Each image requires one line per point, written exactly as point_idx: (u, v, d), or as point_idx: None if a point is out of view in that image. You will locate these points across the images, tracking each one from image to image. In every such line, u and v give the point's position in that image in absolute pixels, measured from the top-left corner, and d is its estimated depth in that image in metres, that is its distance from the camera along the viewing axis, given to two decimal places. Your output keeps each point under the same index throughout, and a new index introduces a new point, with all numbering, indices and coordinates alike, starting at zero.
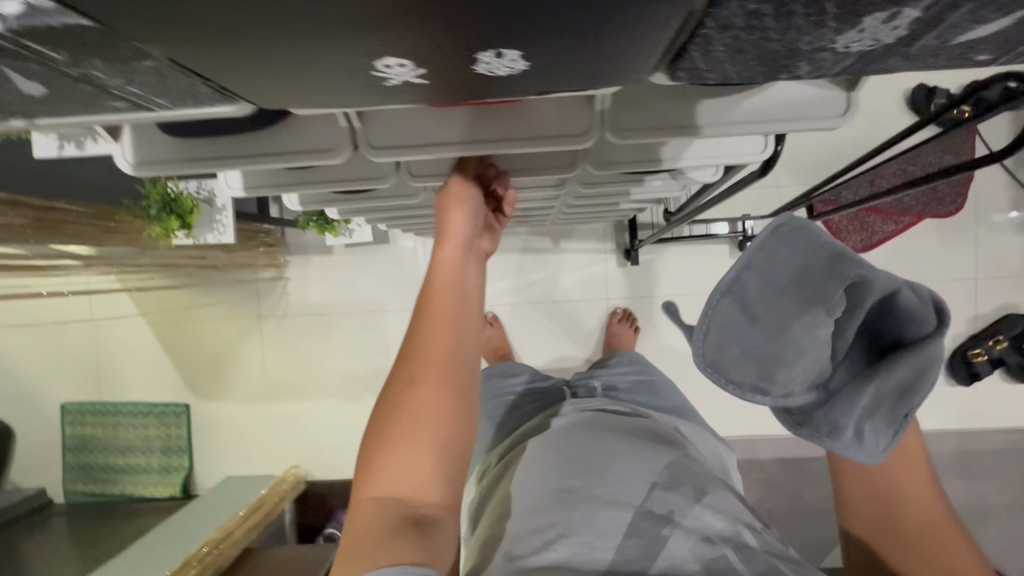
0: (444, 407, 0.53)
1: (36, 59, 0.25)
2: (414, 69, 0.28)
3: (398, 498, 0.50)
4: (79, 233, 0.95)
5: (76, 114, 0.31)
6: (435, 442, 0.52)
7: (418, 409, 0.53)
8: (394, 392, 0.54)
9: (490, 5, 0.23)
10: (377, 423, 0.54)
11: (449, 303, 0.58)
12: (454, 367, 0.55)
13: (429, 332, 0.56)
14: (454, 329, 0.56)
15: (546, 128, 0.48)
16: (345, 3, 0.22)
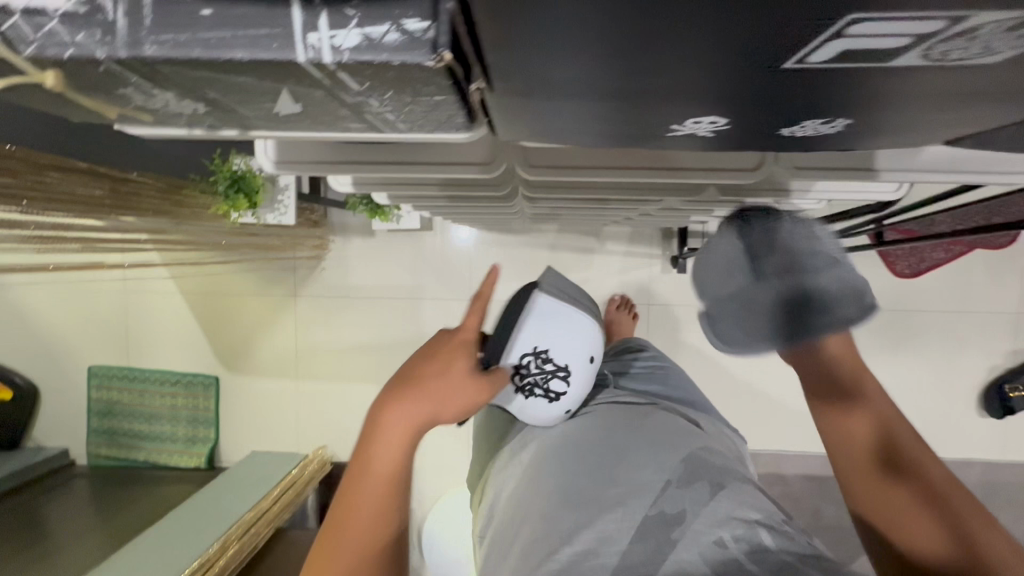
0: (380, 517, 0.47)
1: (324, 87, 0.22)
2: (715, 125, 0.28)
3: None
4: (150, 207, 0.93)
5: (300, 128, 0.29)
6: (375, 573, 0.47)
7: (353, 518, 0.47)
8: (336, 516, 0.47)
9: (865, 84, 0.23)
10: (317, 551, 0.47)
11: (413, 428, 0.48)
12: (396, 476, 0.47)
13: (385, 442, 0.47)
14: (412, 438, 0.47)
15: (718, 159, 0.45)
16: (742, 66, 0.22)
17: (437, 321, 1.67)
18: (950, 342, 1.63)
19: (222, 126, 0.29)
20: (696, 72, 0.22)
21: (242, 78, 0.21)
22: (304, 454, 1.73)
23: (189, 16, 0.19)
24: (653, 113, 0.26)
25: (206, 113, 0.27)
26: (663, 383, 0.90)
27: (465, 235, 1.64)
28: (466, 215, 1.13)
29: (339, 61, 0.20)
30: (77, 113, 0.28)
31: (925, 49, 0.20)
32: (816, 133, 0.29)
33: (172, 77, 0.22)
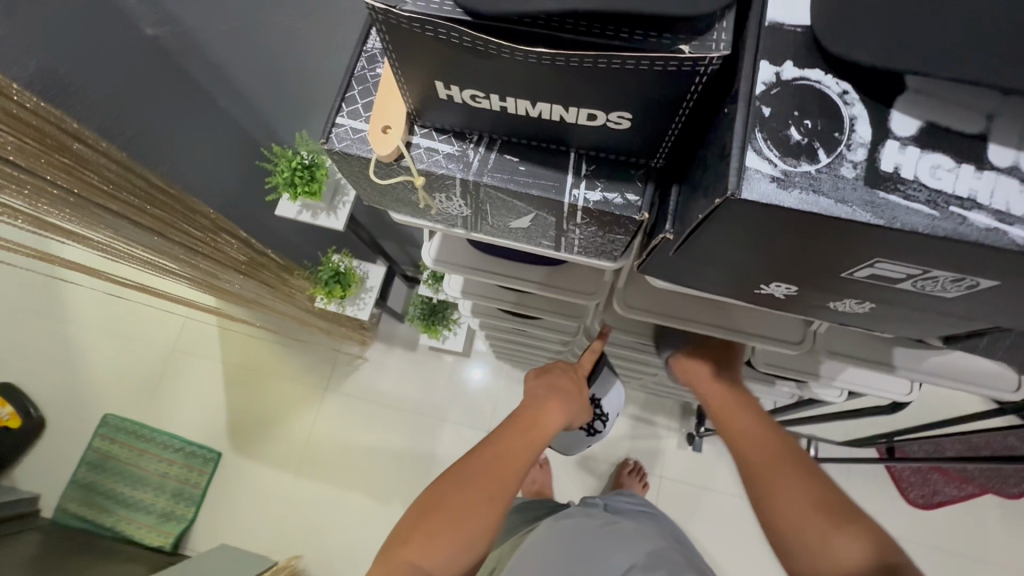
0: (492, 492, 0.57)
1: (559, 216, 0.38)
2: (857, 303, 0.38)
3: (425, 553, 0.54)
4: (266, 278, 1.09)
5: (504, 235, 0.44)
6: (472, 532, 0.55)
7: (467, 480, 0.58)
8: (451, 478, 0.58)
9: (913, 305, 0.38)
10: (427, 501, 0.58)
11: (527, 435, 0.62)
12: (510, 461, 0.60)
13: (507, 435, 0.62)
14: (529, 440, 0.62)
15: (768, 330, 0.60)
16: (862, 256, 0.31)
17: (451, 445, 1.70)
18: None
19: (457, 223, 0.44)
20: (746, 263, 0.35)
21: (521, 202, 0.37)
22: (274, 560, 1.61)
23: (479, 159, 0.37)
24: (726, 274, 0.37)
25: (463, 216, 0.43)
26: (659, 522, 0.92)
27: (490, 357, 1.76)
28: (515, 341, 1.27)
29: (582, 217, 0.37)
30: (384, 200, 0.43)
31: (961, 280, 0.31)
32: (833, 290, 0.36)
33: (481, 195, 0.38)
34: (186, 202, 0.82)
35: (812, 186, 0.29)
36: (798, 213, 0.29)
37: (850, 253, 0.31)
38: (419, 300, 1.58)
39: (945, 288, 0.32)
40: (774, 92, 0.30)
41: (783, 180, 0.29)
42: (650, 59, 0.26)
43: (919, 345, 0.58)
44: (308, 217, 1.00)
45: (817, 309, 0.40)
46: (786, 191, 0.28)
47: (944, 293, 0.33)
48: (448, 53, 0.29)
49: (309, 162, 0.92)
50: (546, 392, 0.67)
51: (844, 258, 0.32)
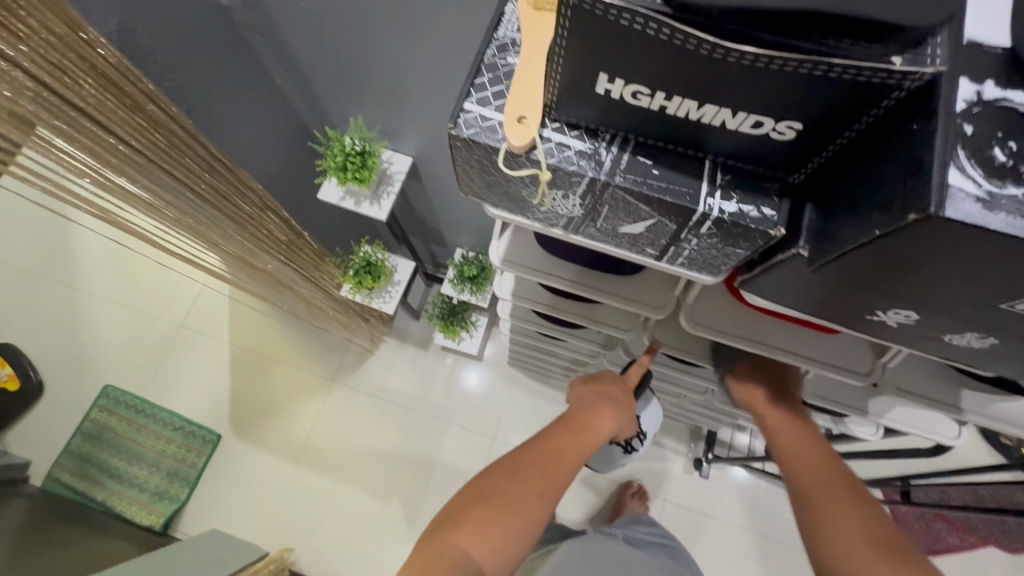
0: (544, 488, 0.58)
1: (684, 224, 0.37)
2: (983, 338, 0.37)
3: (477, 545, 0.52)
4: (299, 261, 1.07)
5: (608, 239, 0.43)
6: (524, 523, 0.55)
7: (520, 474, 0.58)
8: (501, 471, 0.59)
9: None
10: (474, 492, 0.57)
11: (577, 437, 0.65)
12: (562, 460, 0.61)
13: (559, 436, 0.64)
14: (580, 443, 0.64)
15: (839, 359, 0.58)
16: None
17: (457, 450, 1.67)
18: None
19: (561, 223, 0.43)
20: (886, 290, 0.34)
21: (647, 206, 0.36)
22: (266, 550, 1.57)
23: (615, 158, 0.36)
24: (847, 295, 0.37)
25: (571, 217, 0.41)
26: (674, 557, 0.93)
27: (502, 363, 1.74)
28: (539, 350, 1.25)
29: (710, 227, 0.36)
30: (489, 192, 0.42)
31: None
32: (967, 321, 0.35)
33: (606, 195, 0.37)
34: (240, 176, 0.83)
35: (1021, 211, 0.26)
36: (1000, 239, 0.26)
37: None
38: (440, 298, 1.56)
39: None
40: (977, 110, 0.26)
41: (989, 202, 0.26)
42: (857, 68, 0.26)
43: (987, 390, 0.57)
44: (351, 204, 1.00)
45: (928, 343, 0.40)
46: (992, 213, 0.25)
47: None
48: (631, 41, 0.28)
49: (361, 149, 0.91)
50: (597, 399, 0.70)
51: (1010, 290, 0.30)
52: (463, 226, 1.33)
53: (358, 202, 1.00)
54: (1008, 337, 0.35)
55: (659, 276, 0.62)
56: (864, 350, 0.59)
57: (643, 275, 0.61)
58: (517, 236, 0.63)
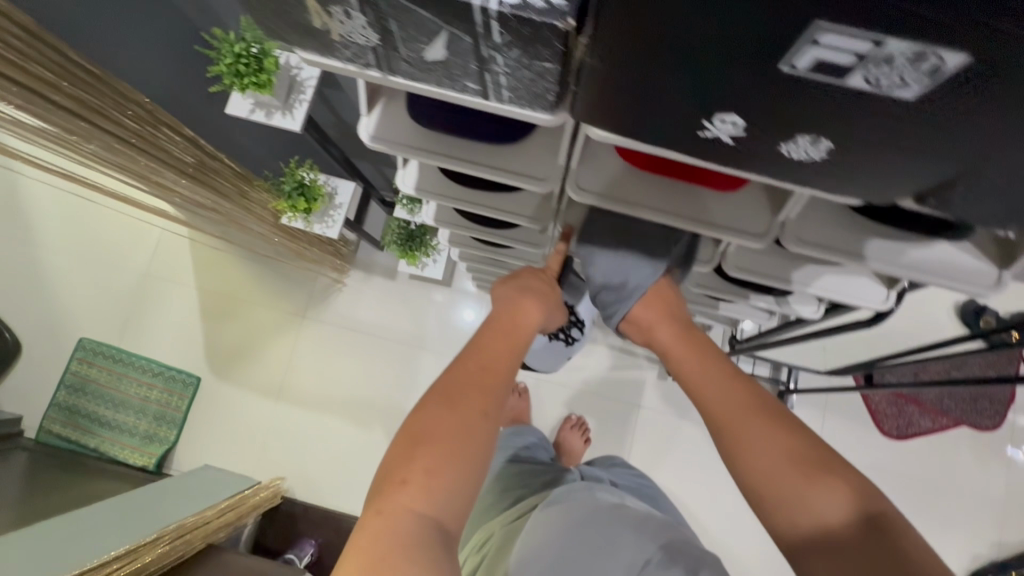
0: (489, 412, 0.51)
1: (474, 33, 0.32)
2: (817, 143, 0.33)
3: (429, 508, 0.45)
4: (223, 187, 1.01)
5: (427, 82, 0.39)
6: (470, 453, 0.49)
7: (458, 408, 0.50)
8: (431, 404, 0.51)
9: (875, 156, 0.33)
10: (408, 438, 0.49)
11: (502, 338, 0.58)
12: (497, 372, 0.55)
13: (487, 345, 0.57)
14: (512, 350, 0.58)
15: (733, 219, 0.54)
16: (802, 27, 0.25)
17: (432, 374, 1.69)
18: (937, 515, 1.60)
19: (371, 63, 0.39)
20: (691, 82, 0.31)
21: (423, 11, 0.31)
22: (258, 480, 1.64)
23: None
24: (663, 101, 0.33)
25: (373, 49, 0.37)
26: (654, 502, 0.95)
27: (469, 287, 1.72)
28: (489, 264, 1.22)
29: (501, 33, 0.31)
30: (284, 29, 0.37)
31: (932, 57, 0.24)
32: (786, 114, 0.31)
33: (381, 5, 0.31)
34: (116, 85, 0.75)
35: None
36: None
37: (787, 21, 0.25)
38: (396, 224, 1.52)
39: (903, 80, 0.26)
40: None
41: None
42: None
43: (898, 237, 0.53)
44: (262, 116, 0.92)
45: (776, 161, 0.36)
46: None
47: (902, 90, 0.27)
48: None
49: (255, 50, 0.83)
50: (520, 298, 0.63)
51: (779, 39, 0.26)
52: None
53: (267, 113, 0.93)
54: (839, 134, 0.32)
55: (542, 145, 0.57)
56: (761, 209, 0.55)
57: (525, 146, 0.56)
58: (387, 114, 0.57)
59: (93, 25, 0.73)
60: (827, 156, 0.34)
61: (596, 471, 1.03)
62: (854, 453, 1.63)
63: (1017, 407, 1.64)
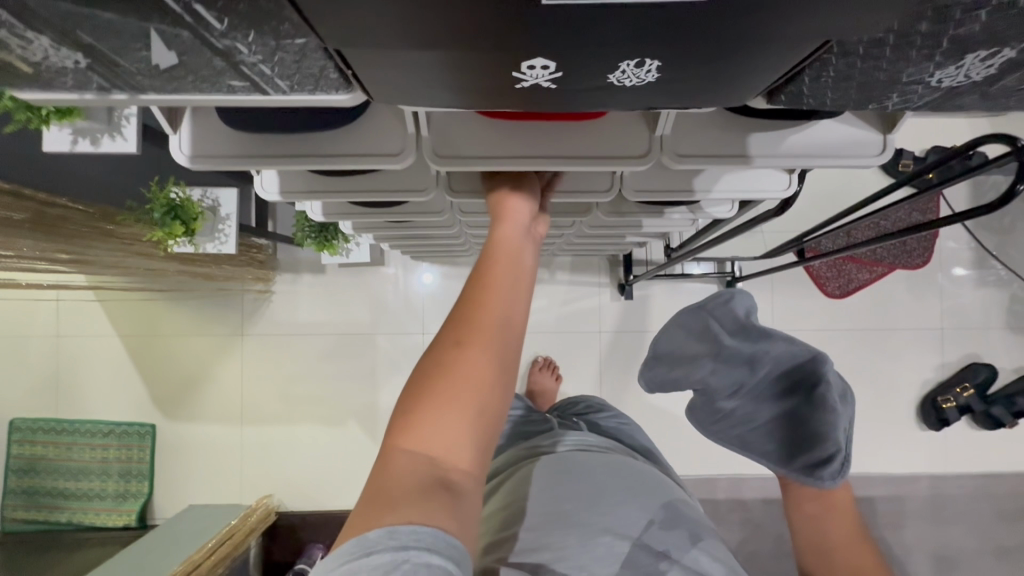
0: (494, 373, 0.46)
1: (185, 24, 0.25)
2: (646, 64, 0.28)
3: (432, 459, 0.43)
4: (79, 233, 0.90)
5: (187, 93, 0.31)
6: (480, 411, 0.45)
7: (468, 370, 0.45)
8: (437, 351, 0.47)
9: (705, 69, 0.28)
10: (416, 384, 0.46)
11: (504, 279, 0.50)
12: (505, 327, 0.48)
13: (491, 289, 0.49)
14: (516, 295, 0.50)
15: (609, 149, 0.50)
16: None
17: (390, 356, 1.65)
18: (886, 355, 1.73)
19: (103, 87, 0.30)
20: (466, 31, 0.25)
21: (107, 10, 0.25)
22: (248, 505, 1.61)
23: None
24: (458, 63, 0.28)
25: (90, 70, 0.29)
26: (635, 438, 1.01)
27: (402, 261, 1.65)
28: (408, 239, 1.15)
29: (214, 15, 0.25)
30: None
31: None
32: (587, 45, 0.26)
33: (41, 10, 0.25)
34: None
35: None
36: None
37: None
38: (304, 219, 1.40)
39: None
40: None
41: None
42: None
43: (779, 125, 0.50)
44: (89, 146, 0.80)
45: (611, 94, 0.31)
46: None
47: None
48: None
49: None
50: (516, 234, 0.53)
51: None
52: None
53: (98, 140, 0.81)
54: (662, 49, 0.26)
55: (385, 115, 0.49)
56: (638, 129, 0.50)
57: (365, 120, 0.49)
58: (198, 122, 0.49)
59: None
60: (662, 79, 0.29)
61: (579, 420, 1.07)
62: (804, 321, 1.71)
63: (942, 238, 1.73)
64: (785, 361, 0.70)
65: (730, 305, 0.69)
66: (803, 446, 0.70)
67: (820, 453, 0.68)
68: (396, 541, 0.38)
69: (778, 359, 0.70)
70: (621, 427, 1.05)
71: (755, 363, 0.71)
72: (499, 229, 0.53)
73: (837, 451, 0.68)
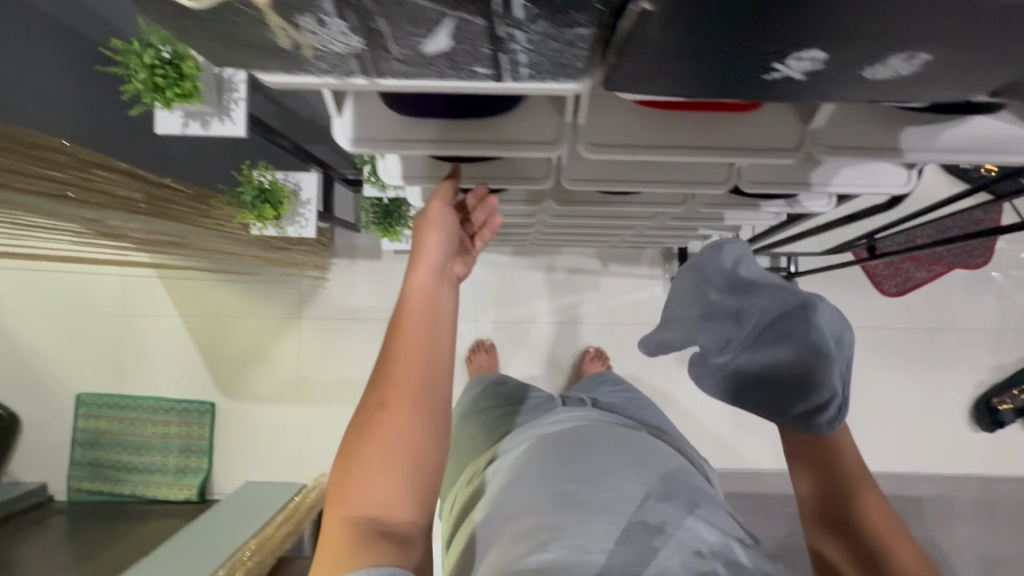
0: (415, 422, 0.52)
1: (488, 12, 0.25)
2: (913, 63, 0.28)
3: (370, 516, 0.49)
4: (180, 215, 0.92)
5: (427, 78, 0.33)
6: (405, 459, 0.51)
7: (387, 426, 0.52)
8: (362, 414, 0.53)
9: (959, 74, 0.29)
10: (348, 447, 0.52)
11: (416, 330, 0.55)
12: (417, 377, 0.54)
13: (403, 347, 0.54)
14: (428, 344, 0.55)
15: (760, 140, 0.50)
16: None
17: None
18: (940, 355, 1.71)
19: (354, 71, 0.32)
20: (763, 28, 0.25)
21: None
22: (303, 484, 1.65)
23: None
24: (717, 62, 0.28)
25: (357, 55, 0.30)
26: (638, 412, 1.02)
27: None
28: None
29: (524, 5, 0.25)
30: (239, 49, 0.30)
31: None
32: (875, 44, 0.26)
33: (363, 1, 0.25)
34: (27, 137, 0.62)
35: None
36: None
37: None
38: (369, 203, 1.43)
39: None
40: None
41: None
42: None
43: (932, 119, 0.50)
44: (199, 128, 0.82)
45: (850, 85, 0.31)
46: None
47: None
48: None
49: (169, 56, 0.72)
50: (429, 277, 0.59)
51: None
52: None
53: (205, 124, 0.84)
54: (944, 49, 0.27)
55: (541, 102, 0.50)
56: (790, 121, 0.50)
57: (523, 108, 0.50)
58: (360, 106, 0.50)
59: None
60: (912, 75, 0.30)
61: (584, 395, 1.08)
62: (856, 319, 1.71)
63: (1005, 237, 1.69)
64: (773, 310, 0.67)
65: (717, 257, 0.73)
66: (795, 394, 0.65)
67: (816, 400, 0.63)
68: None
69: (762, 313, 0.68)
70: (628, 402, 1.07)
71: (739, 317, 0.69)
72: (417, 278, 0.59)
73: (833, 397, 0.63)
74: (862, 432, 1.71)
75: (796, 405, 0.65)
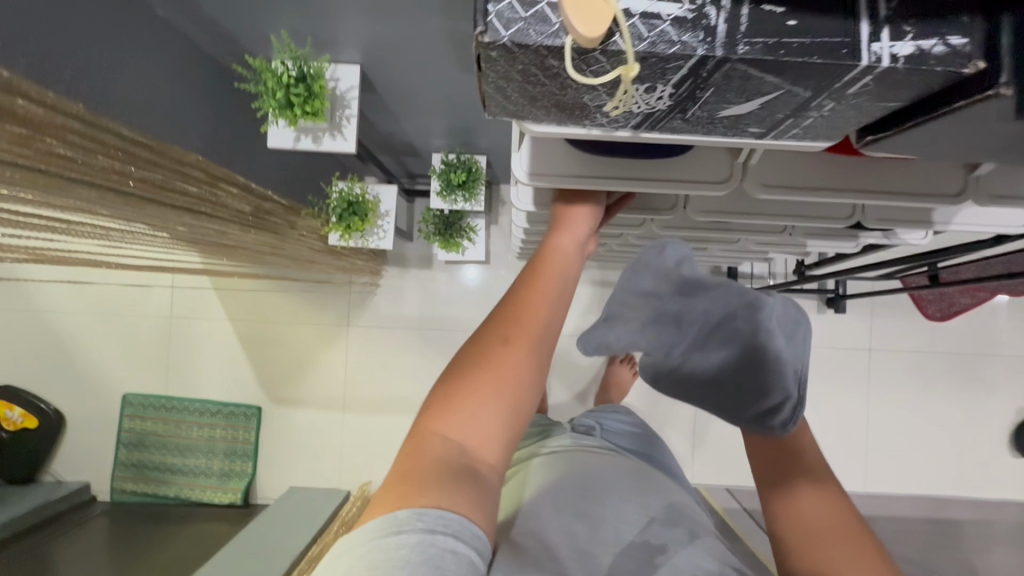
0: (534, 375, 0.44)
1: (825, 88, 0.29)
2: None
3: (461, 444, 0.40)
4: (275, 226, 0.93)
5: (693, 133, 0.35)
6: (513, 401, 0.42)
7: (507, 367, 0.43)
8: (478, 344, 0.44)
9: None
10: (455, 368, 0.43)
11: (550, 283, 0.48)
12: (548, 332, 0.46)
13: (536, 291, 0.47)
14: (559, 300, 0.47)
15: (928, 186, 0.51)
16: None
17: None
18: (982, 380, 1.72)
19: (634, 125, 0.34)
20: None
21: (773, 75, 0.28)
22: (347, 491, 1.65)
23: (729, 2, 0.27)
24: (1009, 138, 0.30)
25: (651, 114, 0.32)
26: (647, 447, 0.87)
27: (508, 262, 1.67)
28: None
29: (865, 84, 0.28)
30: (540, 105, 0.31)
31: None
32: None
33: (717, 75, 0.28)
34: (174, 153, 0.64)
35: None
36: None
37: None
38: (430, 214, 1.44)
39: None
40: None
41: None
42: None
43: None
44: (309, 142, 0.86)
45: None
46: None
47: None
48: None
49: (300, 74, 0.77)
50: (570, 247, 0.52)
51: None
52: (433, 131, 1.15)
53: (316, 138, 0.86)
54: None
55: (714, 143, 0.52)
56: (956, 170, 0.51)
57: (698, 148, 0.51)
58: (537, 142, 0.51)
59: (112, 83, 0.63)
60: None
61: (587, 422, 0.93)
62: (899, 342, 1.72)
63: None
64: (712, 315, 0.50)
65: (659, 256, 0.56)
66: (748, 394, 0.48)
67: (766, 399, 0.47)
68: (426, 525, 0.36)
69: (703, 314, 0.50)
70: (638, 437, 0.91)
71: (680, 320, 0.52)
72: (554, 242, 0.52)
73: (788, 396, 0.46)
74: (901, 453, 1.73)
75: (747, 407, 0.48)
